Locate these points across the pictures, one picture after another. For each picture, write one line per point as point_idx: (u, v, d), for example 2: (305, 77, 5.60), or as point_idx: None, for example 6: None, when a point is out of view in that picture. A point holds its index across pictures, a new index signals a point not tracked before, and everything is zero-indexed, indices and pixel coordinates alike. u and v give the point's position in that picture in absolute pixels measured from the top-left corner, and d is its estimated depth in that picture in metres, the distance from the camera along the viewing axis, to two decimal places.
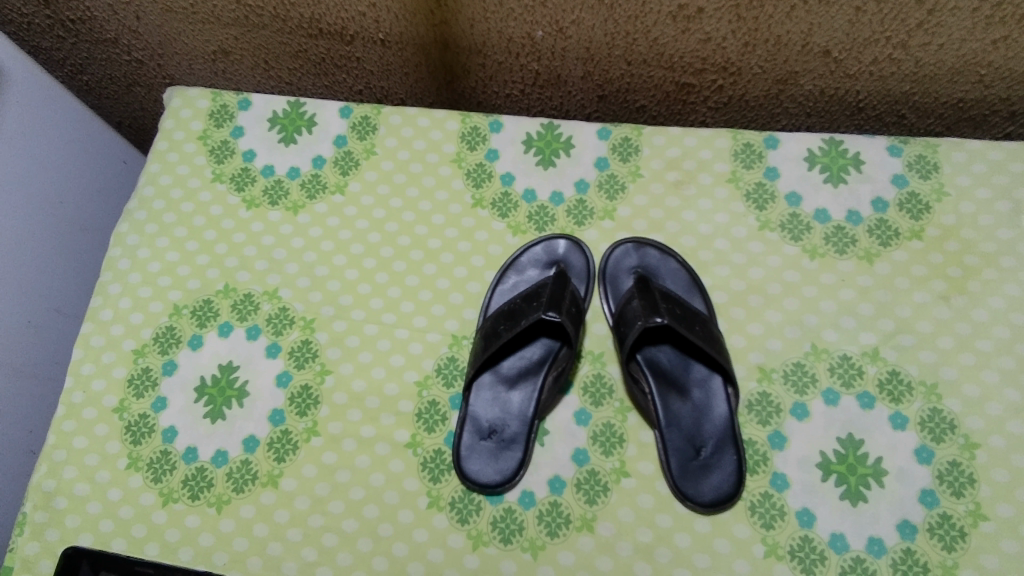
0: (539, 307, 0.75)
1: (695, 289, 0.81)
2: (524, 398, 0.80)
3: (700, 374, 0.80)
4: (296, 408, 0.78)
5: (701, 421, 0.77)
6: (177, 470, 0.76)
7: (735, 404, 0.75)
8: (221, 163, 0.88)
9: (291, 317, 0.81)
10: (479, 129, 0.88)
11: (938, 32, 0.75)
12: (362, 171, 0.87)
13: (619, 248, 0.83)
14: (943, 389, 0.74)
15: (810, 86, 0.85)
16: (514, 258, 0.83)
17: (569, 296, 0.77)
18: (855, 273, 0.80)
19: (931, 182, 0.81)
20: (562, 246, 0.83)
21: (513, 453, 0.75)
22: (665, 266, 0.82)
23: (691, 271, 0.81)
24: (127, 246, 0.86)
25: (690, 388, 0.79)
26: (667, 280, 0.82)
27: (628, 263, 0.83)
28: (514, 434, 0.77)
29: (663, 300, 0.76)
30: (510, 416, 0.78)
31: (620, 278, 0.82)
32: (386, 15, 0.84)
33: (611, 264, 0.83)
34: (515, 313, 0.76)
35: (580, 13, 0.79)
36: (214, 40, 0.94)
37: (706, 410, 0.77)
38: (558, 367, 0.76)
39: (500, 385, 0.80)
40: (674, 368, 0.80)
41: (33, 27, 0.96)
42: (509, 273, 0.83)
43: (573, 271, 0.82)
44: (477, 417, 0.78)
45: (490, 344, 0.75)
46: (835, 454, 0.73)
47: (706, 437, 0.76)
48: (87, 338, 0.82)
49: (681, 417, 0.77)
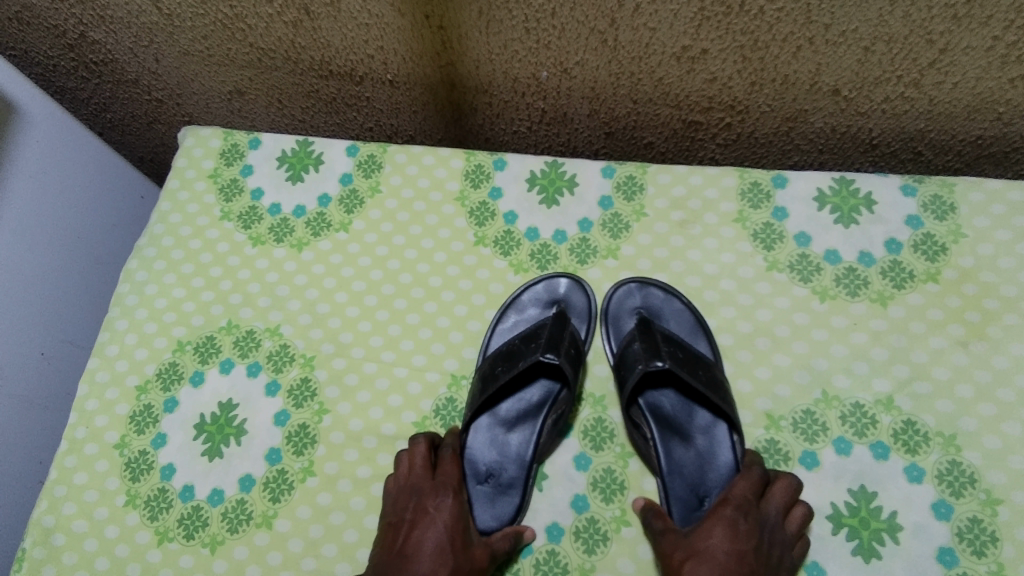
0: (536, 350, 0.75)
1: (700, 332, 0.79)
2: (523, 439, 0.78)
3: (704, 420, 0.77)
4: (293, 447, 0.77)
5: (704, 469, 0.75)
6: (173, 508, 0.76)
7: (739, 451, 0.72)
8: (229, 202, 0.90)
9: (291, 355, 0.81)
10: (482, 167, 0.87)
11: (951, 70, 0.73)
12: (366, 209, 0.88)
13: (622, 287, 0.82)
14: (961, 441, 0.71)
15: (821, 124, 0.84)
16: (515, 296, 0.82)
17: (568, 338, 0.76)
18: (867, 316, 0.77)
19: (947, 223, 0.78)
20: (563, 284, 0.83)
21: (509, 499, 0.74)
22: (669, 307, 0.81)
23: (695, 312, 0.80)
24: (136, 282, 0.87)
25: (694, 435, 0.77)
26: (671, 321, 0.80)
27: (630, 302, 0.81)
28: (511, 478, 0.75)
29: (665, 343, 0.76)
30: (508, 459, 0.77)
31: (622, 319, 0.81)
32: (393, 57, 0.85)
33: (614, 304, 0.81)
34: (512, 355, 0.76)
35: (584, 54, 0.79)
36: (229, 81, 0.96)
37: (709, 458, 0.75)
38: (557, 411, 0.74)
39: (498, 426, 0.79)
40: (677, 414, 0.78)
41: (59, 69, 1.01)
42: (509, 313, 0.82)
43: (574, 310, 0.81)
44: (474, 460, 0.77)
45: (487, 385, 0.74)
46: (846, 506, 0.70)
47: (710, 486, 0.74)
48: (93, 373, 0.83)
49: (684, 465, 0.75)
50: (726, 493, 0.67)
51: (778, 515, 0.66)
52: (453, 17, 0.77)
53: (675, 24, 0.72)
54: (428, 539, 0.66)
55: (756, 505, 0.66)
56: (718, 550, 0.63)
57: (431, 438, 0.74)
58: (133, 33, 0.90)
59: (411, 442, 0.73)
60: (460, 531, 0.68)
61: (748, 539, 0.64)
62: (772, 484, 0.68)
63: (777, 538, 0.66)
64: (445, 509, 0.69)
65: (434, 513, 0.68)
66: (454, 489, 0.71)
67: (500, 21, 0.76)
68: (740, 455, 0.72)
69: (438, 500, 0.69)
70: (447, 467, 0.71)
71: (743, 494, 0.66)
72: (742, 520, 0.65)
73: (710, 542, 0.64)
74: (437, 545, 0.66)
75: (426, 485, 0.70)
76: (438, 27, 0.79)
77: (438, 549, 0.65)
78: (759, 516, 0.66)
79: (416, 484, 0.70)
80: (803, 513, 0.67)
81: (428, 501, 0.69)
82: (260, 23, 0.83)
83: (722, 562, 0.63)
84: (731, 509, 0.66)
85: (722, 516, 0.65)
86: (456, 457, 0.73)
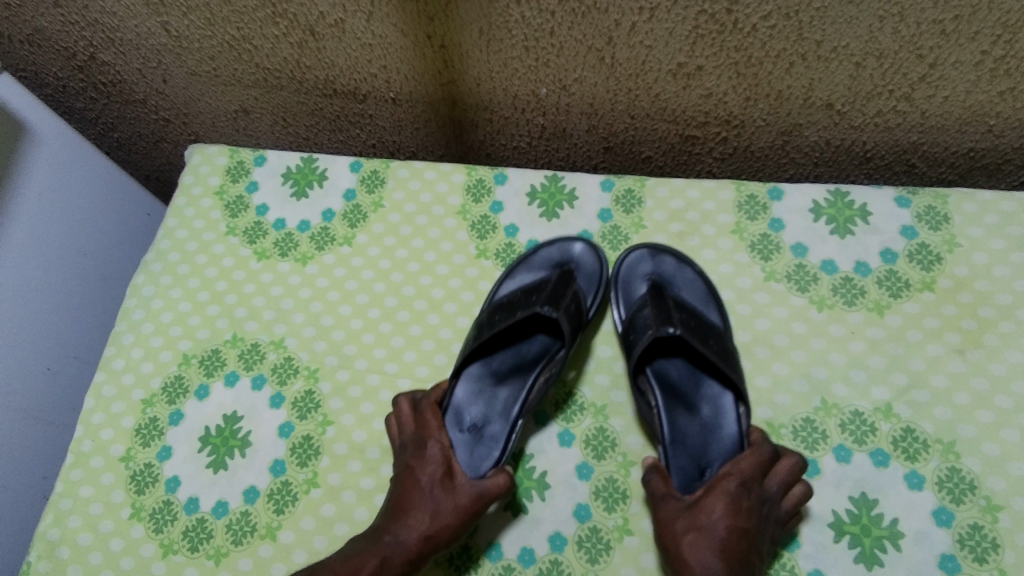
0: (536, 300, 0.76)
1: (711, 301, 0.80)
2: (511, 394, 0.79)
3: (710, 391, 0.78)
4: (297, 458, 0.78)
5: (708, 440, 0.76)
6: (178, 520, 0.76)
7: (745, 422, 0.72)
8: (235, 217, 0.91)
9: (295, 367, 0.82)
10: (483, 182, 0.89)
11: (941, 85, 0.75)
12: (369, 223, 0.89)
13: (633, 253, 0.83)
14: (961, 447, 0.71)
15: (815, 137, 0.86)
16: (527, 255, 0.84)
17: (570, 294, 0.77)
18: (865, 325, 0.78)
19: (941, 233, 0.79)
20: (578, 248, 0.83)
21: (489, 452, 0.75)
22: (681, 276, 0.82)
23: (706, 280, 0.81)
24: (142, 297, 0.88)
25: (699, 404, 0.78)
26: (683, 289, 0.81)
27: (642, 269, 0.83)
28: (494, 432, 0.77)
29: (677, 310, 0.77)
30: (494, 413, 0.78)
31: (633, 283, 0.82)
32: (396, 77, 0.87)
33: (625, 269, 0.83)
34: (513, 306, 0.77)
35: (582, 71, 0.81)
36: (235, 100, 0.98)
37: (714, 429, 0.76)
38: (549, 370, 0.74)
39: (489, 379, 0.80)
40: (683, 383, 0.79)
41: (68, 89, 1.04)
42: (519, 270, 0.84)
43: (582, 271, 0.82)
44: (461, 409, 0.78)
45: (483, 332, 0.76)
46: (848, 514, 0.71)
47: (712, 458, 0.75)
48: (99, 387, 0.84)
49: (688, 436, 0.76)
50: (732, 466, 0.67)
51: (779, 491, 0.66)
52: (454, 37, 0.79)
53: (670, 42, 0.74)
54: (414, 492, 0.68)
55: (761, 483, 0.66)
56: (719, 525, 0.63)
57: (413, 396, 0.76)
58: (142, 55, 0.92)
59: (395, 404, 0.75)
60: (441, 479, 0.69)
61: (749, 516, 0.64)
62: (777, 462, 0.68)
63: (774, 512, 0.66)
64: (428, 460, 0.70)
65: (417, 467, 0.70)
66: (436, 438, 0.71)
67: (500, 41, 0.78)
68: (745, 427, 0.72)
69: (420, 453, 0.70)
70: (425, 419, 0.72)
71: (749, 470, 0.66)
72: (745, 497, 0.65)
73: (713, 517, 0.64)
74: (422, 496, 0.67)
75: (409, 440, 0.72)
76: (440, 47, 0.81)
77: (423, 500, 0.67)
78: (762, 492, 0.65)
79: (401, 442, 0.72)
80: (802, 494, 0.67)
81: (412, 454, 0.71)
82: (266, 45, 0.86)
83: (722, 539, 0.62)
84: (736, 486, 0.65)
85: (724, 491, 0.65)
86: (435, 407, 0.73)
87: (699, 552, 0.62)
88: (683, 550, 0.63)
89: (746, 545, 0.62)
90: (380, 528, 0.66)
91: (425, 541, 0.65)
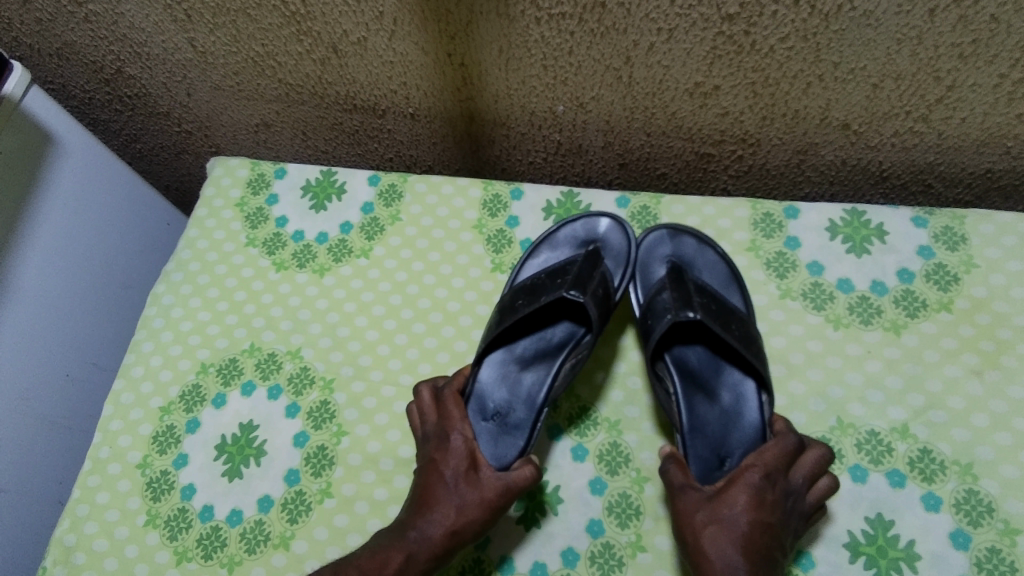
0: (561, 286, 0.77)
1: (734, 284, 0.81)
2: (535, 381, 0.80)
3: (731, 377, 0.78)
4: (311, 468, 0.78)
5: (728, 428, 0.75)
6: (193, 528, 0.77)
7: (767, 410, 0.72)
8: (254, 229, 0.92)
9: (311, 377, 0.83)
10: (500, 197, 0.90)
11: (959, 107, 0.75)
12: (387, 236, 0.90)
13: (654, 233, 0.85)
14: (978, 469, 0.71)
15: (831, 156, 0.86)
16: (551, 233, 0.86)
17: (597, 278, 0.78)
18: (881, 344, 0.78)
19: (958, 254, 0.79)
20: (603, 223, 0.85)
21: (513, 441, 0.76)
22: (702, 257, 0.83)
23: (729, 263, 0.82)
24: (162, 306, 0.90)
25: (719, 391, 0.78)
26: (704, 271, 0.83)
27: (662, 250, 0.84)
28: (518, 420, 0.77)
29: (698, 294, 0.77)
30: (518, 400, 0.79)
31: (652, 266, 0.84)
32: (415, 93, 0.88)
33: (645, 251, 0.84)
34: (538, 290, 0.78)
35: (599, 90, 0.82)
36: (257, 114, 1.00)
37: (735, 416, 0.76)
38: (576, 356, 0.75)
39: (513, 364, 0.80)
40: (703, 370, 0.79)
41: (94, 102, 1.06)
42: (542, 248, 0.85)
43: (610, 251, 0.84)
44: (484, 396, 0.79)
45: (506, 316, 0.77)
46: (863, 535, 0.70)
47: (732, 447, 0.74)
48: (118, 395, 0.85)
49: (707, 423, 0.76)
50: (755, 458, 0.66)
51: (804, 484, 0.66)
52: (473, 56, 0.80)
53: (687, 62, 0.75)
54: (439, 486, 0.67)
55: (786, 474, 0.65)
56: (742, 519, 0.62)
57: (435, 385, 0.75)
58: (168, 69, 0.95)
59: (417, 393, 0.75)
60: (465, 472, 0.68)
61: (772, 510, 0.63)
62: (804, 453, 0.67)
63: (797, 505, 0.65)
64: (451, 453, 0.69)
65: (441, 459, 0.69)
66: (458, 429, 0.70)
67: (519, 59, 0.79)
68: (767, 415, 0.72)
69: (444, 446, 0.70)
70: (448, 410, 0.71)
71: (773, 462, 0.65)
72: (770, 490, 0.64)
73: (734, 510, 0.63)
74: (447, 490, 0.67)
75: (432, 432, 0.71)
76: (460, 65, 0.82)
77: (447, 494, 0.67)
78: (786, 485, 0.65)
79: (424, 433, 0.72)
80: (827, 485, 0.67)
81: (435, 447, 0.70)
82: (289, 61, 0.87)
83: (744, 533, 0.62)
84: (761, 478, 0.64)
85: (748, 483, 0.64)
86: (457, 397, 0.73)
87: (720, 545, 0.61)
88: (702, 543, 0.62)
89: (767, 539, 0.62)
90: (404, 524, 0.66)
91: (450, 536, 0.65)
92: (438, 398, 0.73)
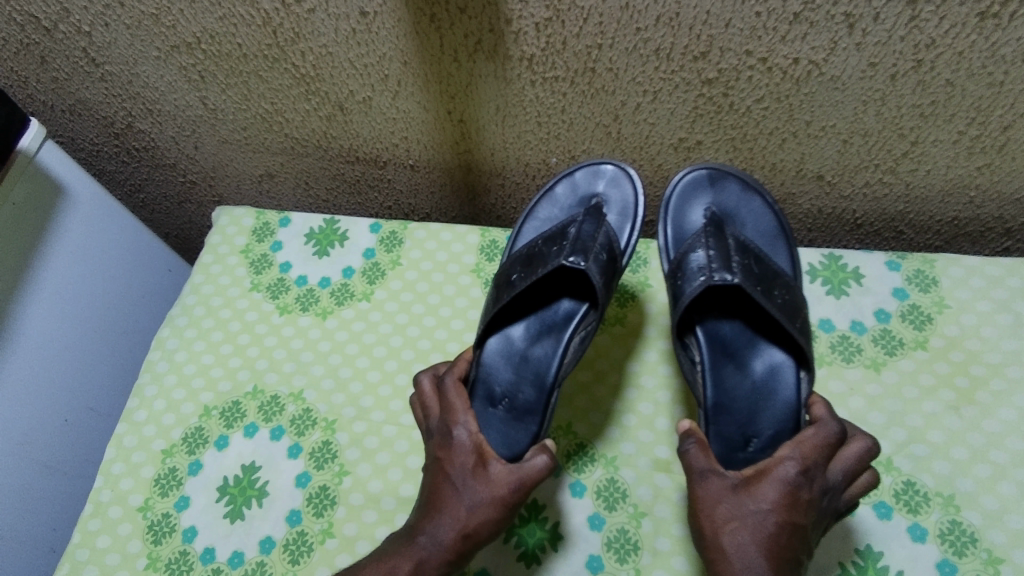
0: (560, 254, 0.77)
1: (780, 242, 0.81)
2: (542, 358, 0.81)
3: (764, 350, 0.78)
4: (312, 508, 0.79)
5: (759, 405, 0.76)
6: (193, 571, 0.77)
7: (806, 389, 0.73)
8: (259, 274, 0.96)
9: (314, 418, 0.85)
10: (496, 243, 0.94)
11: (923, 160, 0.81)
12: (387, 280, 0.93)
13: (696, 176, 0.83)
14: (960, 501, 0.74)
15: (808, 205, 0.92)
16: (549, 189, 0.87)
17: (599, 242, 0.78)
18: (863, 381, 0.81)
19: (931, 295, 0.84)
20: (606, 169, 0.86)
21: (526, 426, 0.76)
22: (747, 207, 0.82)
23: (777, 216, 0.81)
24: (166, 350, 0.92)
25: (752, 361, 0.78)
26: (750, 223, 0.82)
27: (702, 198, 0.82)
28: (528, 402, 0.78)
29: (739, 254, 0.76)
30: (524, 382, 0.80)
31: (692, 209, 0.82)
32: (415, 146, 0.93)
33: (681, 195, 0.83)
34: (535, 263, 0.79)
35: (590, 143, 0.87)
36: (262, 165, 1.04)
37: (767, 393, 0.76)
38: (585, 330, 0.78)
39: (519, 344, 0.82)
40: (738, 340, 0.79)
41: (102, 153, 1.10)
42: (543, 205, 0.87)
43: (611, 206, 0.84)
44: (490, 383, 0.80)
45: (503, 292, 0.78)
46: (855, 567, 0.72)
47: (761, 427, 0.75)
48: (121, 438, 0.87)
49: (737, 392, 0.77)
50: (793, 449, 0.64)
51: (842, 479, 0.65)
52: (471, 113, 0.85)
53: (672, 120, 0.81)
54: (449, 484, 0.67)
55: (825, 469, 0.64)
56: (770, 519, 0.61)
57: (437, 374, 0.76)
58: (177, 125, 0.99)
59: (417, 382, 0.76)
60: (472, 468, 0.67)
61: (806, 510, 0.62)
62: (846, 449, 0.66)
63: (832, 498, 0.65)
64: (457, 447, 0.68)
65: (446, 456, 0.68)
66: (461, 423, 0.70)
67: (515, 116, 0.84)
68: (805, 395, 0.73)
69: (450, 442, 0.69)
70: (450, 403, 0.71)
71: (812, 455, 0.63)
72: (806, 488, 0.62)
73: (761, 506, 0.62)
74: (458, 488, 0.67)
75: (437, 426, 0.72)
76: (459, 121, 0.87)
77: (458, 493, 0.66)
78: (824, 481, 0.64)
79: (430, 428, 0.73)
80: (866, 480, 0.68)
81: (440, 444, 0.70)
82: (297, 117, 0.92)
83: (771, 533, 0.61)
84: (800, 475, 0.63)
85: (780, 478, 0.63)
86: (458, 386, 0.72)
87: (742, 543, 0.61)
88: (722, 540, 0.62)
89: (792, 541, 0.61)
90: (413, 529, 0.67)
91: (462, 539, 0.65)
92: (440, 388, 0.74)
